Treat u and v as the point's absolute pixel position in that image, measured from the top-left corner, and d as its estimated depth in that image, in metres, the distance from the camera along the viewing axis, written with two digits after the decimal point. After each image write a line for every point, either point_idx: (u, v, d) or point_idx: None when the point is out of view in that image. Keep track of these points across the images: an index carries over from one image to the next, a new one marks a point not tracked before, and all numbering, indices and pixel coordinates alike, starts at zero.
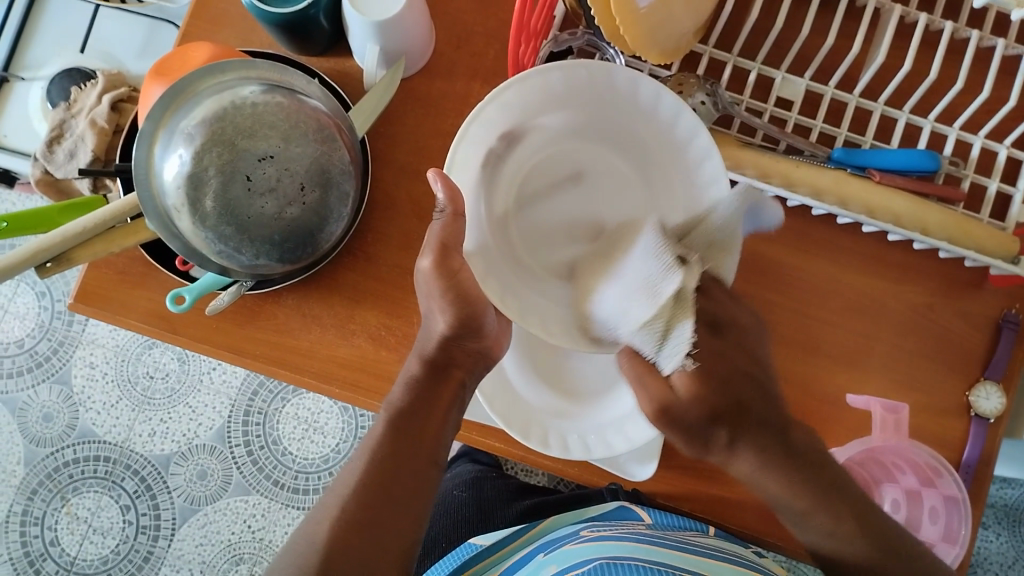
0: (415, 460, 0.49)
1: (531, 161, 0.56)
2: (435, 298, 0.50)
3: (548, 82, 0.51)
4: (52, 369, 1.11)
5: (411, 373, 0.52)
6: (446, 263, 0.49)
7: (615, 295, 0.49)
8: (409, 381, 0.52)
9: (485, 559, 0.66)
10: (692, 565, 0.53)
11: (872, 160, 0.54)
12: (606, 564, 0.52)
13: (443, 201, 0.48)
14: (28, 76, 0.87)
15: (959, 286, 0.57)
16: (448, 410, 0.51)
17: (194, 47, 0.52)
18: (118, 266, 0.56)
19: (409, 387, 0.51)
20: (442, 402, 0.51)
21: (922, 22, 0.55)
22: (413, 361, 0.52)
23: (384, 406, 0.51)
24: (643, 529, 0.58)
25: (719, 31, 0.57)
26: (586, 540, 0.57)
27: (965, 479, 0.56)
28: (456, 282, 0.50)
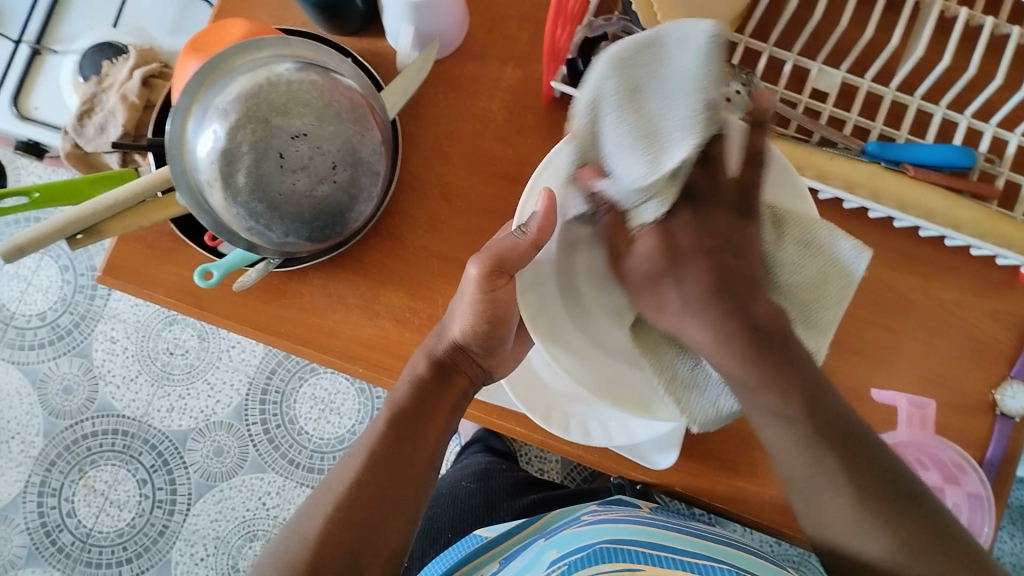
0: (413, 460, 0.49)
1: None
2: (466, 306, 0.49)
3: None
4: (73, 342, 1.12)
5: (417, 372, 0.51)
6: (491, 280, 0.48)
7: (628, 125, 0.40)
8: (415, 380, 0.51)
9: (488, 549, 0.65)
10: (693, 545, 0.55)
11: (905, 154, 0.54)
12: (611, 549, 0.52)
13: (531, 228, 0.46)
14: (59, 50, 0.87)
15: (990, 285, 0.57)
16: (452, 415, 0.51)
17: (229, 23, 0.52)
18: (147, 240, 0.57)
19: (414, 387, 0.51)
20: (448, 406, 0.51)
21: (962, 16, 0.54)
22: (419, 358, 0.52)
23: (387, 404, 0.51)
24: (645, 514, 0.60)
25: (755, 20, 0.56)
26: (590, 523, 0.58)
27: (988, 479, 0.56)
28: (493, 297, 0.49)
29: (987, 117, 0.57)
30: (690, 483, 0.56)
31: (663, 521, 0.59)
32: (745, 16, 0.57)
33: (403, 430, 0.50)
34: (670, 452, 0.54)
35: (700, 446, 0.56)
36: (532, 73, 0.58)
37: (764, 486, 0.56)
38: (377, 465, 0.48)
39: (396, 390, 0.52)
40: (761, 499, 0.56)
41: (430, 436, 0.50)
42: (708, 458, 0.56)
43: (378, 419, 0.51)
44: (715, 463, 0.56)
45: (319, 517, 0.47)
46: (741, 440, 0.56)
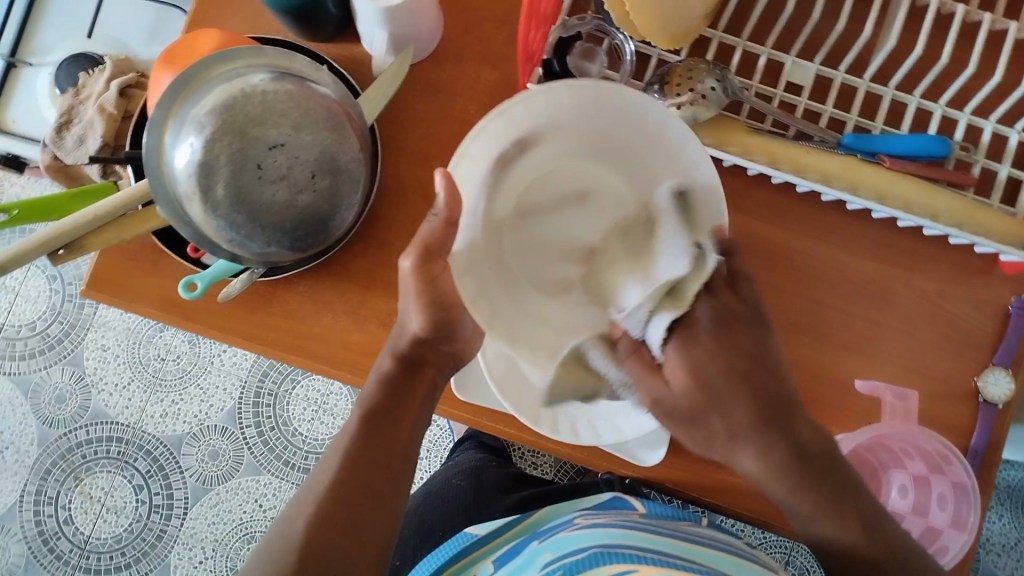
0: (389, 459, 0.52)
1: (535, 174, 0.53)
2: (411, 298, 0.50)
3: (557, 95, 0.48)
4: (64, 351, 1.12)
5: (384, 368, 0.52)
6: (425, 267, 0.49)
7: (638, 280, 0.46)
8: (382, 376, 0.52)
9: (479, 548, 0.66)
10: (681, 550, 0.55)
11: (882, 146, 0.54)
12: (600, 553, 0.54)
13: (442, 204, 0.47)
14: (35, 62, 0.87)
15: (969, 272, 0.57)
16: (420, 407, 0.53)
17: (202, 35, 0.52)
18: (130, 253, 0.57)
19: (384, 383, 0.52)
20: (415, 399, 0.52)
21: (934, 6, 0.54)
22: (385, 356, 0.53)
23: (358, 402, 0.53)
24: (637, 517, 0.60)
25: (729, 15, 0.56)
26: (581, 528, 0.58)
27: (972, 465, 0.56)
28: (433, 285, 0.50)
29: (962, 105, 0.57)
30: (677, 477, 0.57)
31: (653, 524, 0.59)
32: (719, 12, 0.57)
33: (377, 429, 0.52)
34: (658, 450, 0.55)
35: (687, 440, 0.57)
36: (509, 75, 0.58)
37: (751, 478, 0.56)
38: (352, 463, 0.50)
39: (366, 387, 0.53)
40: (748, 491, 0.56)
41: (401, 435, 0.52)
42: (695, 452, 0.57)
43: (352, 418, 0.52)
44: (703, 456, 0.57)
45: None
46: None
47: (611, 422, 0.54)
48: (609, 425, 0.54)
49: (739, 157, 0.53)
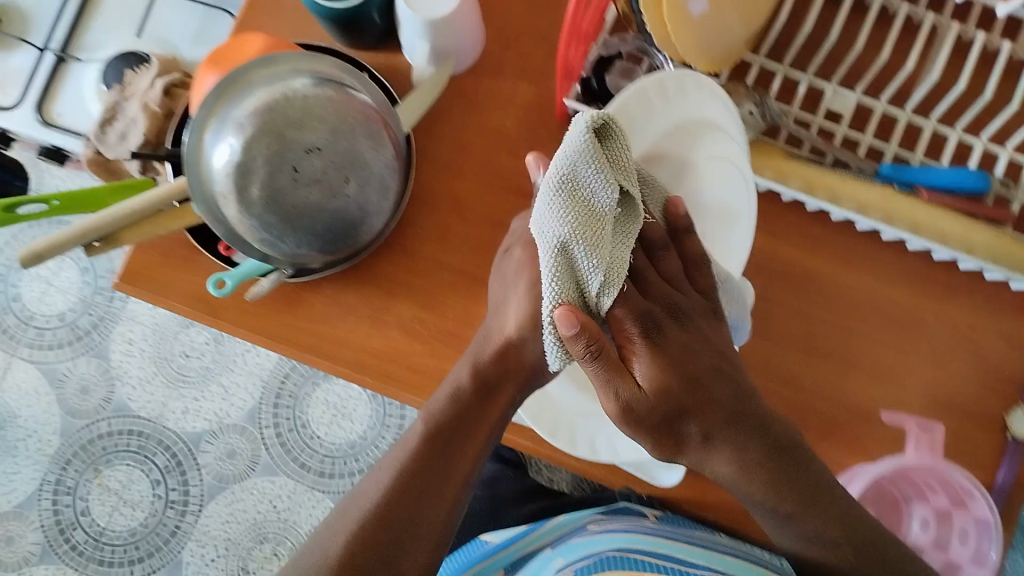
0: (454, 466, 0.47)
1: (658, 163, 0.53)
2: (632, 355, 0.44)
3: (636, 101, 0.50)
4: (92, 342, 1.13)
5: (461, 383, 0.48)
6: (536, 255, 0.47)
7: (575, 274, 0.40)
8: (456, 393, 0.48)
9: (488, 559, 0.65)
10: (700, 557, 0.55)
11: (920, 177, 0.53)
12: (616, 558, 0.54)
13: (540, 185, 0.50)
14: (83, 58, 0.88)
15: (1004, 309, 0.56)
16: (488, 435, 0.48)
17: (248, 37, 0.53)
18: (163, 248, 0.58)
19: (454, 399, 0.48)
20: (486, 424, 0.48)
21: (979, 40, 0.54)
22: (464, 368, 0.49)
23: (424, 414, 0.48)
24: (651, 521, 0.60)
25: (771, 41, 0.56)
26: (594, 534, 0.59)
27: (998, 505, 0.55)
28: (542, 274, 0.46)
29: (1004, 140, 0.57)
30: (696, 502, 0.57)
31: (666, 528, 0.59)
32: (761, 37, 0.57)
33: (446, 437, 0.47)
34: (676, 471, 0.55)
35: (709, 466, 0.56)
36: (547, 91, 0.58)
37: None
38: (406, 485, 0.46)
39: (438, 395, 0.49)
40: None
41: (461, 463, 0.47)
42: (716, 478, 0.56)
43: (415, 430, 0.48)
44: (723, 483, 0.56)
45: (342, 533, 0.45)
46: None
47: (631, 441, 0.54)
48: (628, 443, 0.54)
49: (772, 181, 0.53)
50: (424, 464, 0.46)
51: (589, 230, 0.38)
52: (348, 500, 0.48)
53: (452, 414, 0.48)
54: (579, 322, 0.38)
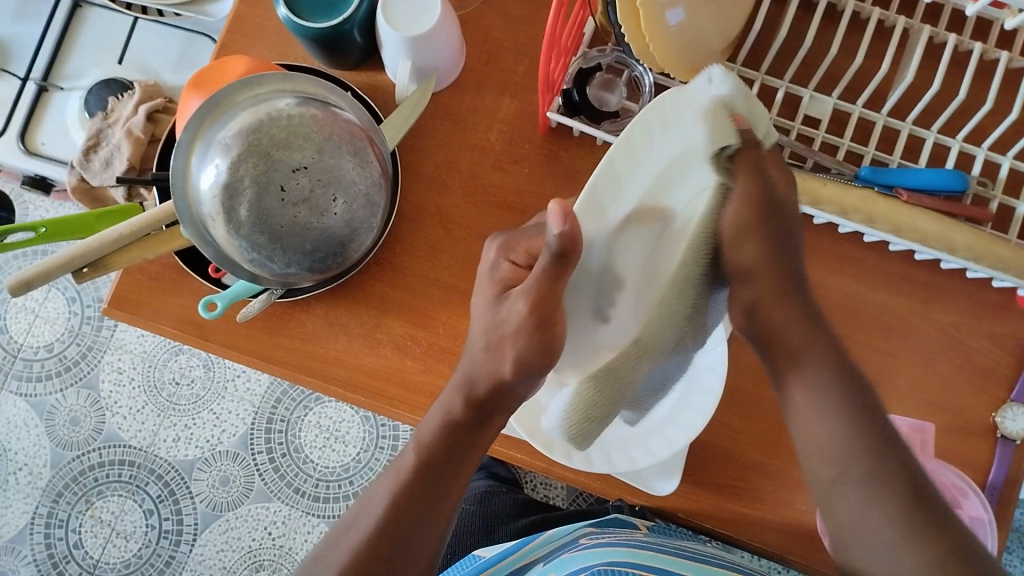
0: (449, 491, 0.46)
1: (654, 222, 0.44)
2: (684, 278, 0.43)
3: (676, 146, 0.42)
4: (80, 373, 1.13)
5: (452, 410, 0.47)
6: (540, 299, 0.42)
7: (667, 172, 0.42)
8: (449, 419, 0.47)
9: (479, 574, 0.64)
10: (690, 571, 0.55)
11: (899, 179, 0.54)
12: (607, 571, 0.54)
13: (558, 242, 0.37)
14: (66, 86, 0.89)
15: (987, 306, 0.57)
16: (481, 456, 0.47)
17: (231, 60, 0.54)
18: (152, 273, 0.58)
19: (447, 427, 0.47)
20: (479, 449, 0.47)
21: (950, 43, 0.55)
22: (456, 397, 0.47)
23: (417, 438, 0.47)
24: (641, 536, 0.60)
25: (747, 49, 0.57)
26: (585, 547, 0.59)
27: (991, 501, 0.55)
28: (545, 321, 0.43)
29: (979, 140, 0.58)
30: (692, 509, 0.57)
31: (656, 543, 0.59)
32: (737, 46, 0.58)
33: (439, 467, 0.46)
34: (672, 479, 0.55)
35: (703, 471, 0.57)
36: (530, 104, 0.59)
37: (767, 511, 0.56)
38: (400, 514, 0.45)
39: (431, 418, 0.48)
40: (764, 525, 0.56)
41: (457, 486, 0.47)
42: (710, 483, 0.57)
43: (406, 465, 0.47)
44: (718, 489, 0.56)
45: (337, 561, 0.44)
46: (744, 464, 0.56)
47: (624, 450, 0.54)
48: (622, 451, 0.54)
49: None
50: (425, 496, 0.45)
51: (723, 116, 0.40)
52: (341, 528, 0.47)
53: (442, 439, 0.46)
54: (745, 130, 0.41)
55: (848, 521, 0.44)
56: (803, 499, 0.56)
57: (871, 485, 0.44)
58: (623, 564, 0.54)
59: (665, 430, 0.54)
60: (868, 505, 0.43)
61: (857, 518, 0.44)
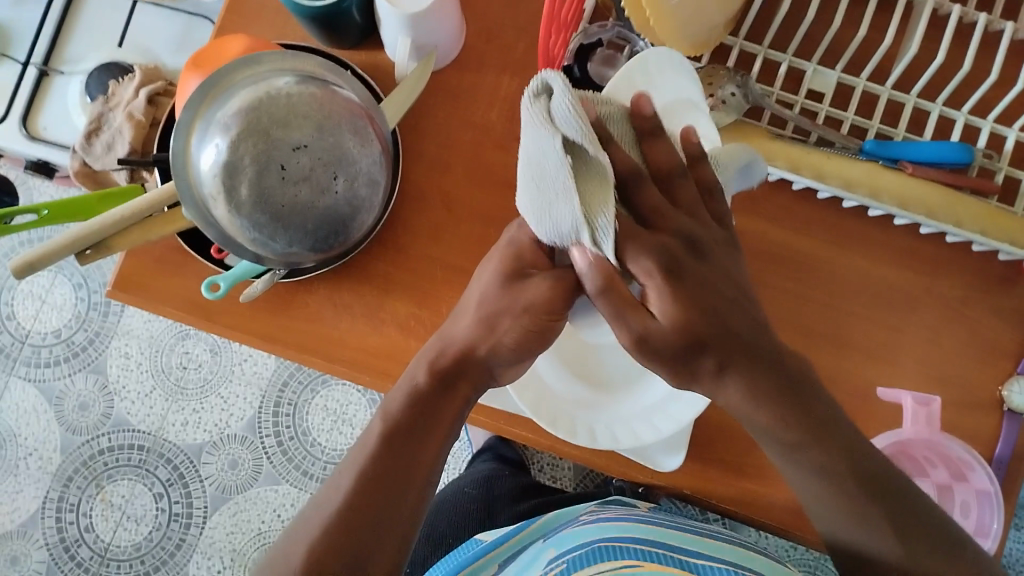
0: (419, 462, 0.47)
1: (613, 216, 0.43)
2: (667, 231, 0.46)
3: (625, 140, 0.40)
4: (88, 358, 1.13)
5: (416, 381, 0.48)
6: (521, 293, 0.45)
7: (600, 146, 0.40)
8: (413, 390, 0.48)
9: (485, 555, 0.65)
10: (689, 544, 0.56)
11: (904, 151, 0.54)
12: (607, 547, 0.54)
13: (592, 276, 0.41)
14: (67, 70, 0.88)
15: (993, 279, 0.57)
16: (452, 425, 0.48)
17: (230, 39, 0.53)
18: (155, 255, 0.58)
19: (413, 398, 0.48)
20: (447, 417, 0.48)
21: (955, 14, 0.54)
22: (420, 367, 0.49)
23: (381, 413, 0.48)
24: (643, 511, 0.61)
25: (750, 22, 0.56)
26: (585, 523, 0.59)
27: (997, 475, 0.55)
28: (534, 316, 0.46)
29: (985, 112, 0.57)
30: (697, 486, 0.57)
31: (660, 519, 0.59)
32: (740, 19, 0.57)
33: (403, 439, 0.47)
34: (676, 454, 0.55)
35: (708, 447, 0.57)
36: (530, 82, 0.58)
37: (772, 486, 0.56)
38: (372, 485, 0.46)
39: (396, 392, 0.49)
40: (770, 501, 0.56)
41: (427, 454, 0.47)
42: (715, 460, 0.57)
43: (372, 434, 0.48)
44: (723, 466, 0.56)
45: (307, 542, 0.45)
46: (749, 440, 0.56)
47: (629, 427, 0.54)
48: (627, 428, 0.54)
49: (759, 164, 0.53)
50: (390, 465, 0.46)
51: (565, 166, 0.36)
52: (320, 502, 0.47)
53: (407, 405, 0.47)
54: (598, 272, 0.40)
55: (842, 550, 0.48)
56: None
57: (857, 522, 0.46)
58: (623, 539, 0.55)
59: (668, 406, 0.54)
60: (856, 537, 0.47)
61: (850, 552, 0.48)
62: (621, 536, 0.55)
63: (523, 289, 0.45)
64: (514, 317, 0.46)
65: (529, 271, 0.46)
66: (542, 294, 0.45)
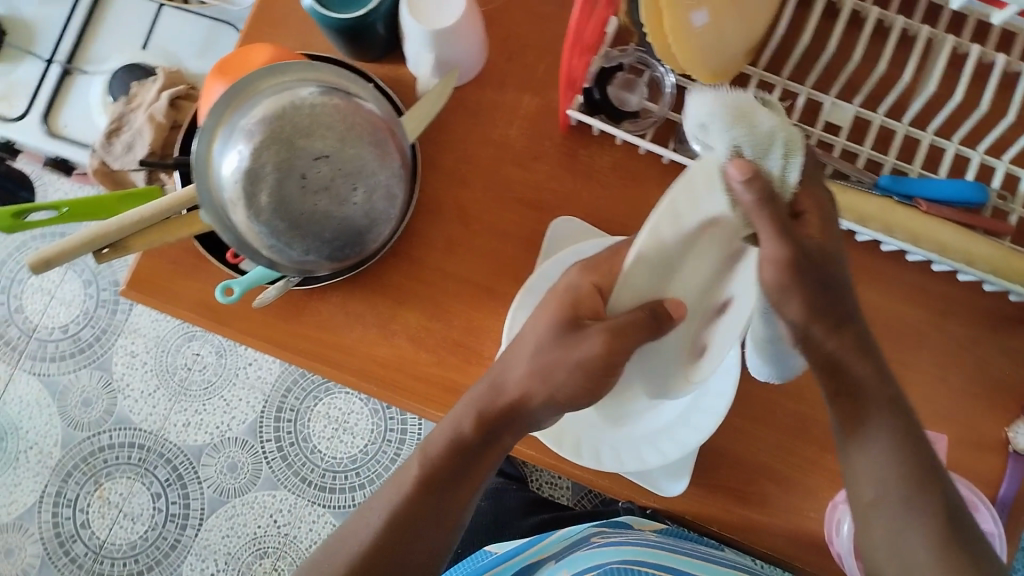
0: (450, 510, 0.48)
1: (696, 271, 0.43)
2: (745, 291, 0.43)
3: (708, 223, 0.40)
4: (94, 355, 1.14)
5: (462, 429, 0.48)
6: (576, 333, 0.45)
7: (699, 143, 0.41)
8: (459, 436, 0.48)
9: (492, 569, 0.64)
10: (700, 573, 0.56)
11: (918, 190, 0.54)
12: None
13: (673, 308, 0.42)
14: (90, 70, 0.89)
15: (1003, 319, 0.57)
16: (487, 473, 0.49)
17: (255, 47, 0.54)
18: (171, 256, 0.58)
19: (453, 447, 0.48)
20: (484, 465, 0.49)
21: (974, 55, 0.55)
22: (467, 415, 0.48)
23: (421, 454, 0.49)
24: (650, 535, 0.61)
25: (770, 53, 0.57)
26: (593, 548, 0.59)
27: (1000, 516, 0.55)
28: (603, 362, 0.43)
29: (1000, 153, 0.57)
30: (700, 512, 0.57)
31: (664, 544, 0.59)
32: (761, 50, 0.58)
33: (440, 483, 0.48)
34: (681, 480, 0.56)
35: (712, 473, 0.57)
36: (550, 102, 0.59)
37: (774, 515, 0.56)
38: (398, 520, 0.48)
39: (438, 433, 0.49)
40: (771, 530, 0.56)
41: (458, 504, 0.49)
42: (718, 487, 0.56)
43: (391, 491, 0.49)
44: (726, 493, 0.56)
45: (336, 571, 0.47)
46: (753, 468, 0.56)
47: (634, 449, 0.55)
48: (632, 451, 0.55)
49: None
50: (417, 514, 0.48)
51: (740, 123, 0.38)
52: (347, 540, 0.49)
53: (449, 443, 0.48)
54: (754, 179, 0.37)
55: (879, 543, 0.46)
56: (811, 506, 0.56)
57: (908, 510, 0.45)
58: None
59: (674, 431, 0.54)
60: (902, 528, 0.45)
61: (890, 544, 0.46)
62: None
63: (579, 342, 0.44)
64: (568, 369, 0.45)
65: (585, 323, 0.45)
66: (594, 350, 0.43)
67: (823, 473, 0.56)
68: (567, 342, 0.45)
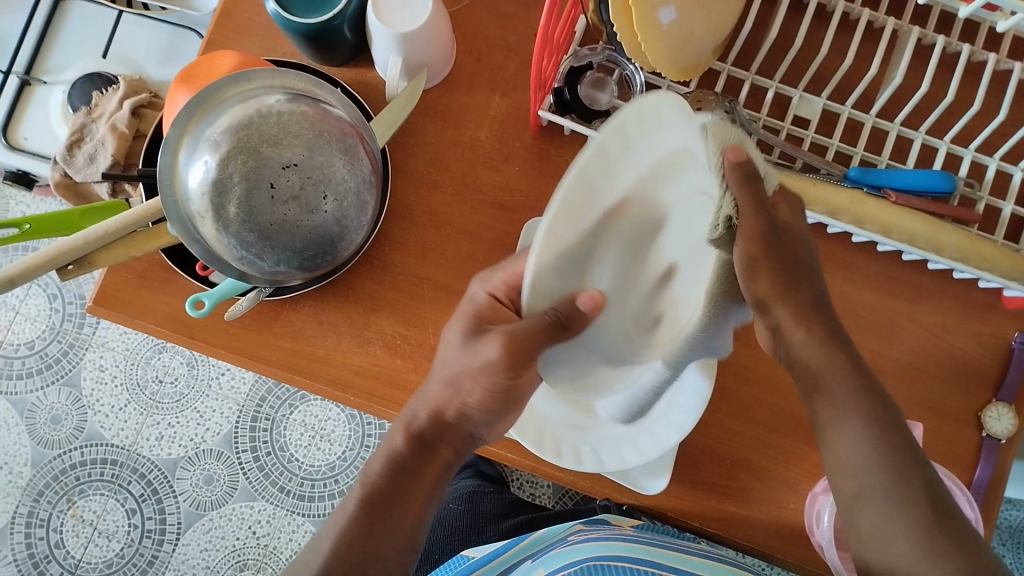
0: (397, 525, 0.47)
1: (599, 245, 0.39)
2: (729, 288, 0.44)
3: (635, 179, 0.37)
4: (62, 371, 1.11)
5: (395, 446, 0.48)
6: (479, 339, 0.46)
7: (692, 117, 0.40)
8: (392, 454, 0.48)
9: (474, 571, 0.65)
10: (681, 562, 0.56)
11: (888, 180, 0.54)
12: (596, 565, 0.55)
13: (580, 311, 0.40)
14: (49, 80, 0.87)
15: (973, 306, 0.58)
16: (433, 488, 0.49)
17: (219, 56, 0.53)
18: (138, 270, 0.57)
19: (391, 462, 0.48)
20: (425, 482, 0.48)
21: (938, 45, 0.55)
22: (398, 431, 0.49)
23: (363, 478, 0.48)
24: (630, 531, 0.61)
25: (737, 47, 0.57)
26: (575, 542, 0.59)
27: (976, 500, 0.56)
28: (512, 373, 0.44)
29: (965, 142, 0.58)
30: (682, 509, 0.57)
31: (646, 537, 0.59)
32: (729, 45, 0.58)
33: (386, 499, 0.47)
34: (661, 477, 0.55)
35: (693, 469, 0.57)
36: (520, 102, 0.59)
37: (755, 509, 0.56)
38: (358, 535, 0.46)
39: (374, 459, 0.49)
40: (752, 523, 0.56)
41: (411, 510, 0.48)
42: (700, 483, 0.57)
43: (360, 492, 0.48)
44: (709, 488, 0.56)
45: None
46: (733, 463, 0.57)
47: (614, 448, 0.54)
48: (613, 451, 0.54)
49: None
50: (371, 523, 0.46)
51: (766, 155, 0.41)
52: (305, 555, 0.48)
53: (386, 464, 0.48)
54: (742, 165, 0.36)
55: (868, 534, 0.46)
56: (791, 498, 0.56)
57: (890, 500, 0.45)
58: (613, 558, 0.55)
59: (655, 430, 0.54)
60: (887, 517, 0.45)
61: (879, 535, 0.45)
62: (612, 555, 0.56)
63: (479, 348, 0.45)
64: (473, 376, 0.46)
65: (487, 328, 0.46)
66: (493, 353, 0.44)
67: (803, 464, 0.56)
68: (470, 349, 0.46)
